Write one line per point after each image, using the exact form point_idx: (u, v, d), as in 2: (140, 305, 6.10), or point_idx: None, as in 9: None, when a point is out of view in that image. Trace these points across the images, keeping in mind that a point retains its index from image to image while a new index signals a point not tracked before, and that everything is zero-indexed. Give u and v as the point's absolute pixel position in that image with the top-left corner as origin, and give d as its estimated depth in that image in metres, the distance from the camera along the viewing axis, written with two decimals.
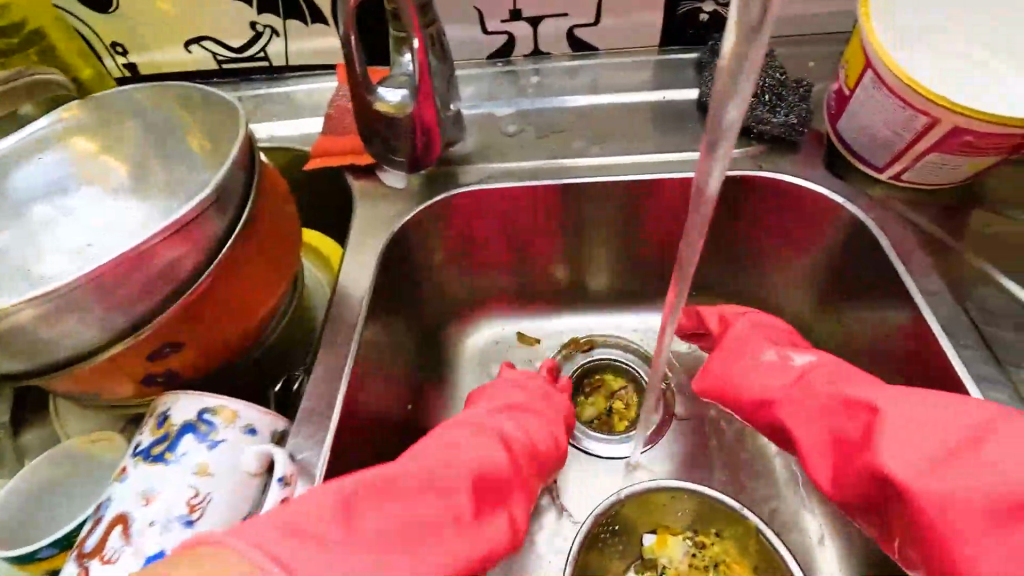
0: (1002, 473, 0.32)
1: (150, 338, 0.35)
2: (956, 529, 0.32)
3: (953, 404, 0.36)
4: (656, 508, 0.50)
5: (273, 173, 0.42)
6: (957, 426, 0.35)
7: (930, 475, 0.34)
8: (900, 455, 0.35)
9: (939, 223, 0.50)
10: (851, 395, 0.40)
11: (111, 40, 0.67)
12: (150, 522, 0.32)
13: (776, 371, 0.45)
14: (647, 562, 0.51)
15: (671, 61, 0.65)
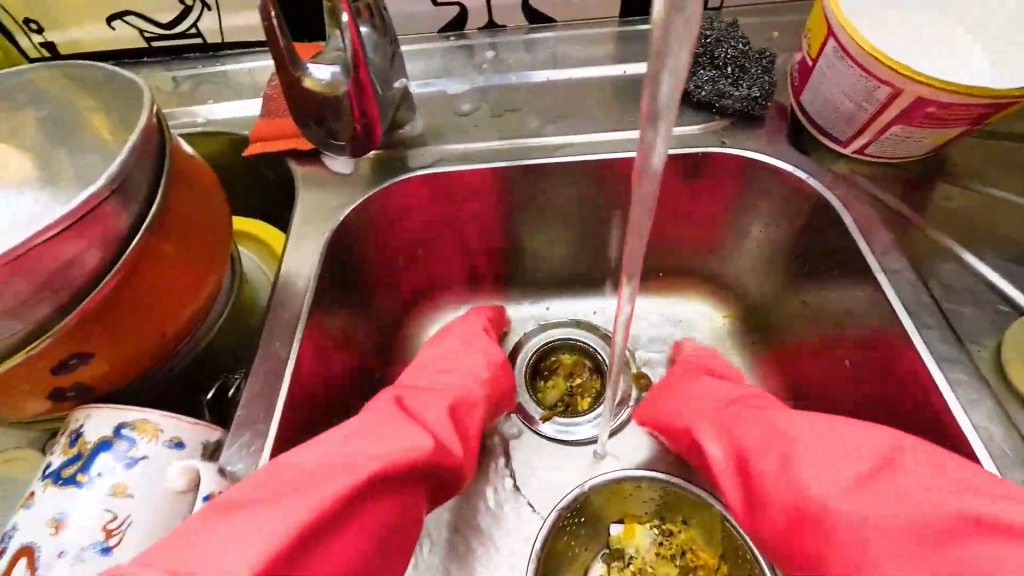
0: (908, 499, 0.30)
1: (53, 348, 0.31)
2: (865, 558, 0.30)
3: (869, 432, 0.35)
4: (623, 498, 0.49)
5: (195, 160, 0.39)
6: (867, 452, 0.34)
7: (845, 498, 0.32)
8: (821, 475, 0.34)
9: (901, 198, 0.49)
10: (770, 420, 0.39)
11: (23, 16, 0.61)
12: (61, 553, 0.29)
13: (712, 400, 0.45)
14: (613, 553, 0.50)
15: (633, 33, 0.63)
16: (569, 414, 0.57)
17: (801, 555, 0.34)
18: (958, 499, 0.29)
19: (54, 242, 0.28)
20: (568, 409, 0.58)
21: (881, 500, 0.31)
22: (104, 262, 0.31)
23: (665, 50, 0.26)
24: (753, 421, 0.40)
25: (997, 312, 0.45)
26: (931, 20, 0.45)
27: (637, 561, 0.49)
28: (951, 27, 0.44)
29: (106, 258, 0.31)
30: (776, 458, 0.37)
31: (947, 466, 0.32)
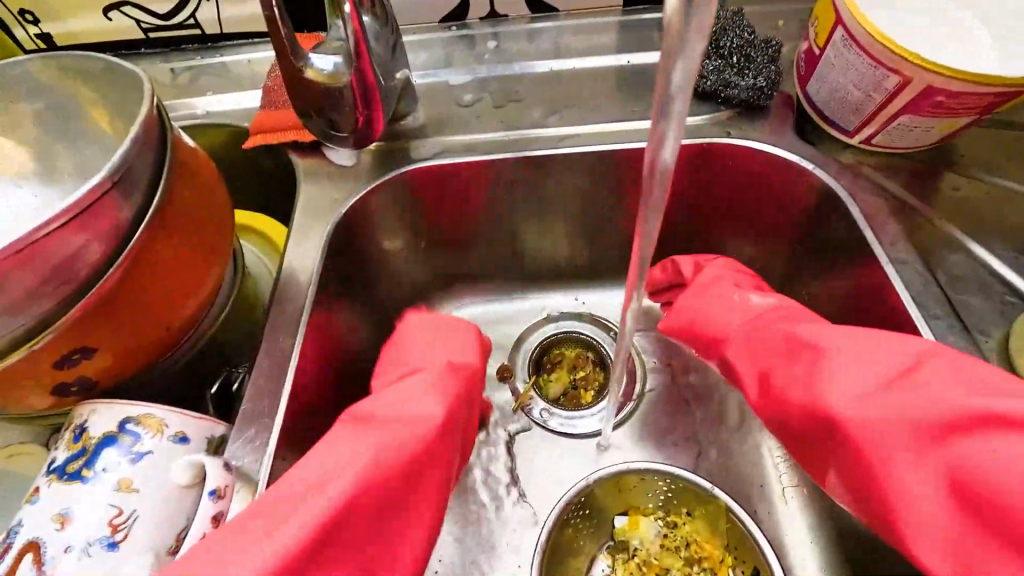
0: (928, 399, 0.33)
1: (56, 343, 0.31)
2: (888, 455, 0.34)
3: (895, 339, 0.37)
4: (627, 491, 0.49)
5: (196, 153, 0.38)
6: (896, 358, 0.36)
7: (869, 406, 0.35)
8: (842, 385, 0.36)
9: (908, 188, 0.49)
10: (799, 334, 0.40)
11: (19, 6, 0.60)
12: (67, 548, 0.29)
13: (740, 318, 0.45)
14: (618, 545, 0.50)
15: (636, 22, 0.62)
16: (571, 406, 0.57)
17: (820, 448, 0.38)
18: (971, 400, 0.32)
19: (56, 234, 0.28)
20: (570, 402, 0.57)
21: (902, 406, 0.34)
22: (106, 256, 0.31)
23: (682, 43, 0.26)
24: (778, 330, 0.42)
25: (1005, 302, 0.45)
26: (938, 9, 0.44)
27: (641, 553, 0.50)
28: (961, 14, 0.44)
29: (108, 251, 0.31)
30: (804, 368, 0.39)
31: (969, 370, 0.34)
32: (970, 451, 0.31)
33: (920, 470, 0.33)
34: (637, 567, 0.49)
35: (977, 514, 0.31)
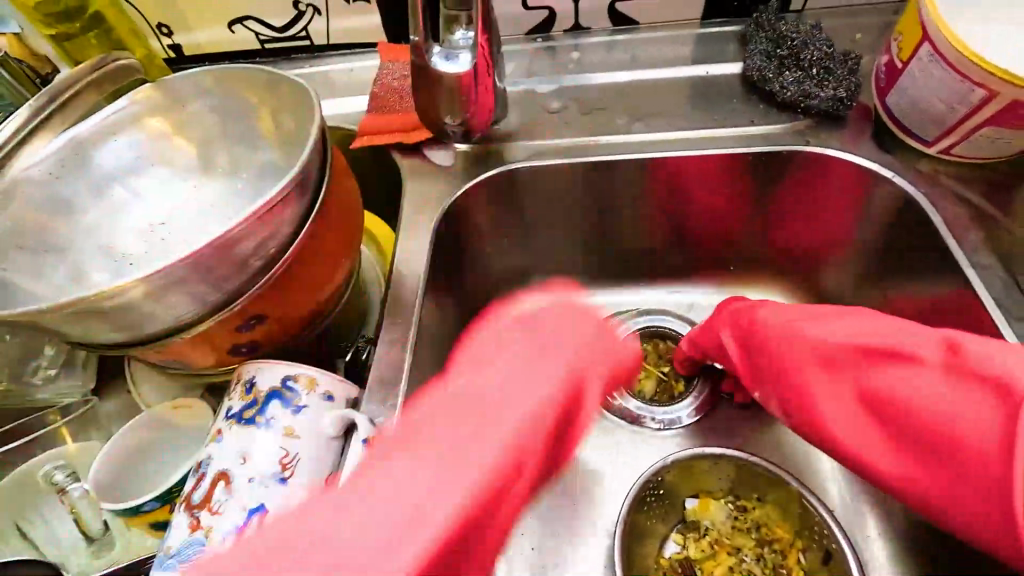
0: (869, 344, 0.40)
1: (239, 311, 0.38)
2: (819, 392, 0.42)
3: (858, 311, 0.42)
4: (698, 475, 0.52)
5: (338, 153, 0.44)
6: (849, 318, 0.42)
7: (814, 348, 0.42)
8: (800, 336, 0.43)
9: (987, 197, 0.51)
10: (775, 306, 0.47)
11: (157, 20, 0.68)
12: (249, 479, 0.35)
13: (777, 319, 0.46)
14: (689, 525, 0.53)
15: (714, 34, 0.65)
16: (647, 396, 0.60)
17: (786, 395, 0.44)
18: (892, 340, 0.39)
19: (253, 221, 0.34)
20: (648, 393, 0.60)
21: (843, 349, 0.41)
22: (282, 240, 0.37)
23: None
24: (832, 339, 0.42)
25: None
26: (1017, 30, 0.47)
27: (714, 534, 0.53)
28: None
29: (290, 233, 0.37)
30: (772, 327, 0.46)
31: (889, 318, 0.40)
32: (887, 381, 0.38)
33: (840, 395, 0.41)
34: (708, 548, 0.52)
35: (912, 442, 0.37)
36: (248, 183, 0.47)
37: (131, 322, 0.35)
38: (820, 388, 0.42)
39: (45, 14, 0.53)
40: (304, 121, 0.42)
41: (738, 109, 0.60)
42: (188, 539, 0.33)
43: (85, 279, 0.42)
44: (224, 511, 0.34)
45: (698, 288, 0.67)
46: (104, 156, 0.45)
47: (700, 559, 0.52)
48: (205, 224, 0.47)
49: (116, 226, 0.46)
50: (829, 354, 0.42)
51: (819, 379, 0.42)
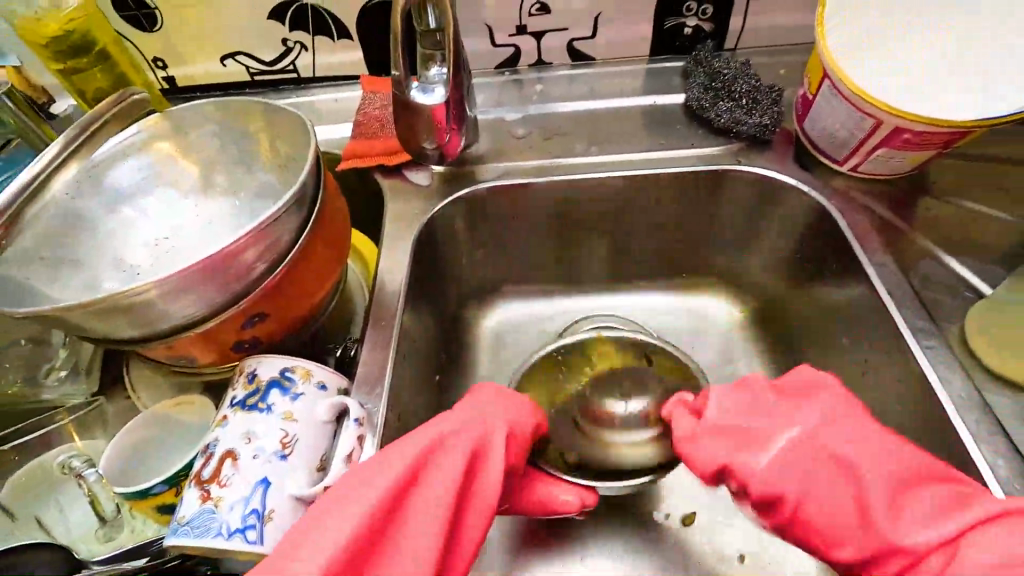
0: (816, 440, 0.39)
1: (243, 311, 0.43)
2: (809, 516, 0.38)
3: (818, 402, 0.41)
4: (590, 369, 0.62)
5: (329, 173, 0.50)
6: (786, 411, 0.42)
7: (783, 465, 0.39)
8: (755, 446, 0.41)
9: (888, 208, 0.59)
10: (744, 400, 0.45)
11: (154, 55, 0.74)
12: (253, 456, 0.39)
13: (733, 402, 0.45)
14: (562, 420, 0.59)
15: (660, 69, 0.74)
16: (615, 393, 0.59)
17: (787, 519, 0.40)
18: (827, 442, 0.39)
19: (258, 231, 0.40)
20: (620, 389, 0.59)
21: (785, 462, 0.39)
22: (281, 248, 0.43)
23: None
24: (739, 395, 0.45)
25: (967, 300, 0.55)
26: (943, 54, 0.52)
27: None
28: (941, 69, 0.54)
29: (289, 242, 0.43)
30: (760, 426, 0.42)
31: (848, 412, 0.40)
32: (837, 491, 0.38)
33: (823, 500, 0.38)
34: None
35: (856, 526, 0.37)
36: (245, 200, 0.52)
37: (146, 321, 0.39)
38: (830, 494, 0.38)
39: (54, 50, 0.58)
40: (299, 146, 0.48)
41: (681, 135, 0.68)
42: (200, 508, 0.37)
43: (97, 286, 0.47)
44: (232, 484, 0.38)
45: (654, 292, 0.75)
46: (117, 176, 0.50)
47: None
48: (206, 237, 0.52)
49: (124, 239, 0.51)
50: (744, 442, 0.42)
51: (823, 481, 0.38)
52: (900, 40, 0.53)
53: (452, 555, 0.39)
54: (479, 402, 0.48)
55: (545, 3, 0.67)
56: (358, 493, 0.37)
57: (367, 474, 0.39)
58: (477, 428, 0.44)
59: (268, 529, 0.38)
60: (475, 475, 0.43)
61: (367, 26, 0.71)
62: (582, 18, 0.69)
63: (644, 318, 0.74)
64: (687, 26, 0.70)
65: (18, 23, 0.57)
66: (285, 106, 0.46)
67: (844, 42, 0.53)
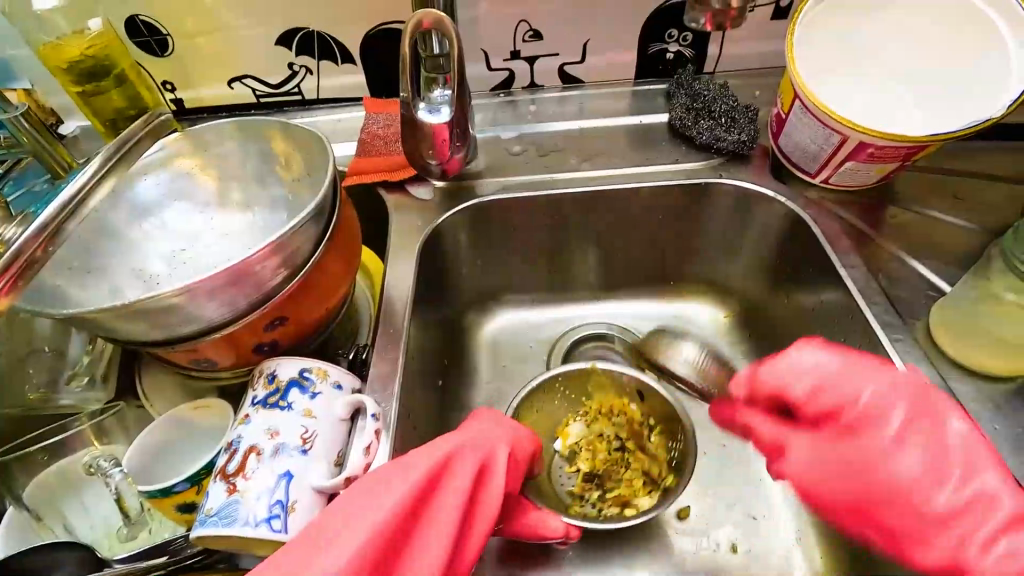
0: (889, 453, 0.45)
1: (264, 315, 0.45)
2: (879, 504, 0.45)
3: (879, 394, 0.47)
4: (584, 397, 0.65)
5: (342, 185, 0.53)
6: (874, 409, 0.47)
7: (850, 460, 0.47)
8: (893, 457, 0.45)
9: (857, 216, 0.64)
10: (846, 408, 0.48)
11: (163, 78, 0.77)
12: (276, 451, 0.42)
13: (822, 392, 0.50)
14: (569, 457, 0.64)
15: (645, 91, 0.79)
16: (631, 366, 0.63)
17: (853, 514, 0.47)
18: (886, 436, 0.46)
19: (281, 240, 0.42)
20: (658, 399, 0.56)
21: (843, 453, 0.48)
22: (301, 256, 0.45)
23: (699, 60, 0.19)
24: (837, 379, 0.49)
25: (931, 298, 0.60)
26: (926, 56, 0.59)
27: (583, 442, 0.64)
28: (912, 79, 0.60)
29: (308, 250, 0.46)
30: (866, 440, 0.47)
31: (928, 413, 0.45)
32: (902, 493, 0.44)
33: (905, 517, 0.44)
34: (588, 452, 0.64)
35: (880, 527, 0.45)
36: (259, 213, 0.55)
37: (174, 325, 0.42)
38: (892, 500, 0.44)
39: (73, 74, 0.61)
40: (314, 162, 0.51)
41: (666, 151, 0.73)
42: (227, 500, 0.39)
43: (119, 295, 0.49)
44: (257, 476, 0.40)
45: (645, 299, 0.78)
46: (139, 192, 0.54)
47: (593, 464, 0.63)
48: (221, 248, 0.54)
49: (143, 251, 0.53)
50: (858, 467, 0.47)
51: (880, 469, 0.45)
52: (885, 45, 0.60)
53: (456, 561, 0.39)
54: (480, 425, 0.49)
55: (538, 30, 0.72)
56: (372, 505, 0.38)
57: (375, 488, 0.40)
58: (480, 450, 0.45)
59: (292, 518, 0.40)
60: (480, 488, 0.43)
61: (370, 51, 0.75)
62: (572, 44, 0.74)
63: (635, 324, 0.77)
64: (669, 52, 0.75)
65: (40, 49, 0.60)
66: (302, 124, 0.50)
67: (834, 40, 0.60)
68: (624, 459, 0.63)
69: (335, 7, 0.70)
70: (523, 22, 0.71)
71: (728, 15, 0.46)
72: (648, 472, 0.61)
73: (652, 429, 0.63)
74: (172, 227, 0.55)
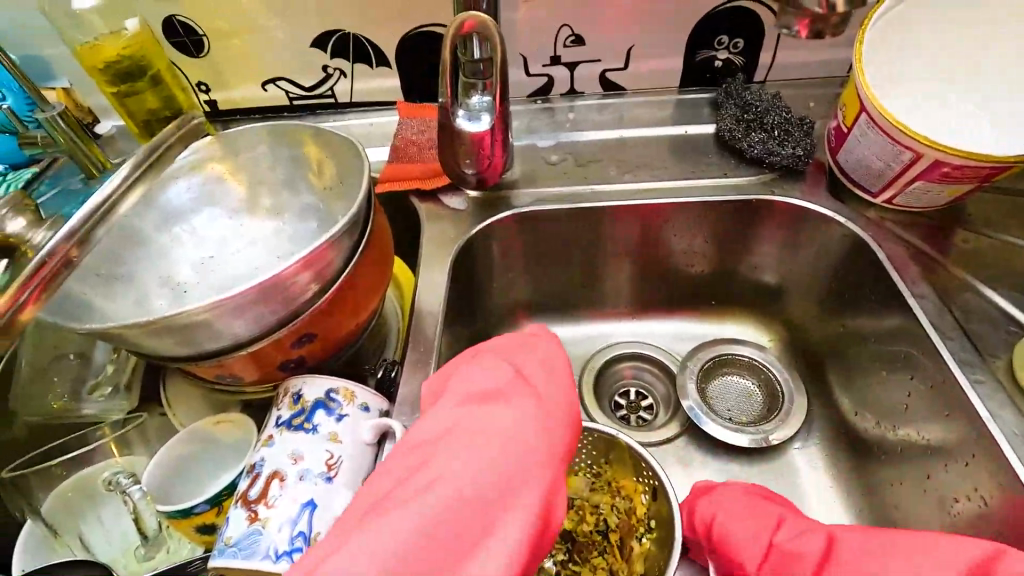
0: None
1: (293, 331, 0.43)
2: None
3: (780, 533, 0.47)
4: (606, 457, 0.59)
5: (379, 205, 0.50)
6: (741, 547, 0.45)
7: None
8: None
9: (925, 240, 0.59)
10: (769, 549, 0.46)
11: (198, 79, 0.76)
12: (300, 478, 0.39)
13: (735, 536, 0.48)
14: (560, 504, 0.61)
15: (690, 100, 0.75)
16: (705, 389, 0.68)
17: None
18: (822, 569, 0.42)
19: (314, 254, 0.40)
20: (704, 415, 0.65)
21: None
22: (334, 269, 0.43)
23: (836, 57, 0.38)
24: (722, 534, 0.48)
25: (1010, 333, 0.54)
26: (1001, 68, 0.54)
27: (578, 501, 0.60)
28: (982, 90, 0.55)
29: (340, 263, 0.44)
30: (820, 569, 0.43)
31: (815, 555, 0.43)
32: None
33: None
34: (576, 514, 0.60)
35: None
36: (289, 220, 0.53)
37: (202, 341, 0.40)
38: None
39: (109, 74, 0.61)
40: (349, 170, 0.49)
41: (712, 164, 0.69)
42: (248, 529, 0.37)
43: (146, 303, 0.48)
44: (281, 505, 0.38)
45: (684, 319, 0.74)
46: (170, 196, 0.52)
47: (574, 527, 0.59)
48: (249, 254, 0.53)
49: (172, 258, 0.52)
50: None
51: None
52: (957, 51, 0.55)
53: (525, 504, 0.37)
54: (535, 358, 0.45)
55: (580, 34, 0.69)
56: (438, 487, 0.35)
57: (422, 468, 0.36)
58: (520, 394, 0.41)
59: None
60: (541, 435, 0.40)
61: (406, 55, 0.73)
62: (615, 50, 0.71)
63: (673, 345, 0.73)
64: (718, 59, 0.71)
65: (79, 49, 0.60)
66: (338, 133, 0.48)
67: (904, 46, 0.55)
68: (601, 545, 0.58)
69: (373, 9, 0.68)
70: (565, 26, 0.68)
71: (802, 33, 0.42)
72: (616, 569, 0.56)
73: (643, 539, 0.55)
74: (202, 233, 0.53)
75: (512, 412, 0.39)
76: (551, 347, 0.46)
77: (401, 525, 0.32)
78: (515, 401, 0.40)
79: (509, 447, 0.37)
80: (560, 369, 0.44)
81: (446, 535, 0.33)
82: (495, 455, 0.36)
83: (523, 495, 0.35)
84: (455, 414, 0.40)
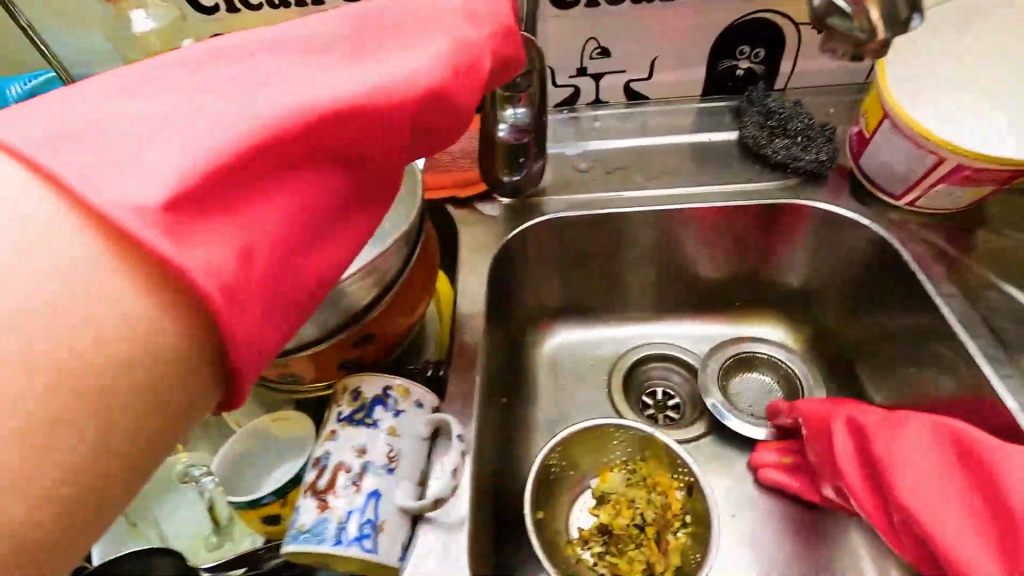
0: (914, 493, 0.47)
1: (353, 333, 0.46)
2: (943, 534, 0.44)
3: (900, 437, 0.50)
4: (641, 451, 0.61)
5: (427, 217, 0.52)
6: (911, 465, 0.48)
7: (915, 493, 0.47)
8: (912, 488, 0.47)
9: (949, 241, 0.61)
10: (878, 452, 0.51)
11: None
12: (364, 470, 0.42)
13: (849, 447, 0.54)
14: (599, 499, 0.63)
15: (712, 108, 0.78)
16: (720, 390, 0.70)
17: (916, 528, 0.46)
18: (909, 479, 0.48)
19: (375, 262, 0.43)
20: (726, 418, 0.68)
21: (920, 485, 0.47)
22: (390, 275, 0.46)
23: None
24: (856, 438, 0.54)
25: None
26: (1019, 75, 0.57)
27: (614, 496, 0.62)
28: (1001, 95, 0.58)
29: (396, 269, 0.47)
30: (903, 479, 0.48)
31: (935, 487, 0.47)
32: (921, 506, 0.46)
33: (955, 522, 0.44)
34: (613, 508, 0.62)
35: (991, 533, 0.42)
36: None
37: None
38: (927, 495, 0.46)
39: None
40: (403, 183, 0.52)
41: (737, 170, 0.71)
42: (319, 517, 0.40)
43: None
44: (348, 495, 0.40)
45: (711, 320, 0.76)
46: None
47: (612, 521, 0.61)
48: None
49: None
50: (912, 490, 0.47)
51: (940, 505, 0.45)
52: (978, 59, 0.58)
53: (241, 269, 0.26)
54: (445, 44, 0.37)
55: (607, 47, 0.72)
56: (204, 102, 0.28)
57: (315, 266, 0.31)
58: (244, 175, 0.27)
59: (381, 537, 0.40)
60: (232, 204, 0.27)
61: None
62: (640, 61, 0.73)
63: (700, 346, 0.75)
64: (739, 68, 0.74)
65: (135, 68, 0.64)
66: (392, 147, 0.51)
67: (926, 54, 0.58)
68: (638, 539, 0.60)
69: None
70: (593, 39, 0.71)
71: (869, 49, 0.32)
72: (652, 562, 0.58)
73: (678, 532, 0.58)
74: None
75: (381, 78, 0.33)
76: (476, 36, 0.39)
77: (164, 155, 0.25)
78: (359, 71, 0.33)
79: (301, 97, 0.29)
80: (472, 91, 0.38)
81: (225, 184, 0.26)
82: (287, 87, 0.30)
83: (322, 97, 0.30)
84: (234, 62, 0.31)
